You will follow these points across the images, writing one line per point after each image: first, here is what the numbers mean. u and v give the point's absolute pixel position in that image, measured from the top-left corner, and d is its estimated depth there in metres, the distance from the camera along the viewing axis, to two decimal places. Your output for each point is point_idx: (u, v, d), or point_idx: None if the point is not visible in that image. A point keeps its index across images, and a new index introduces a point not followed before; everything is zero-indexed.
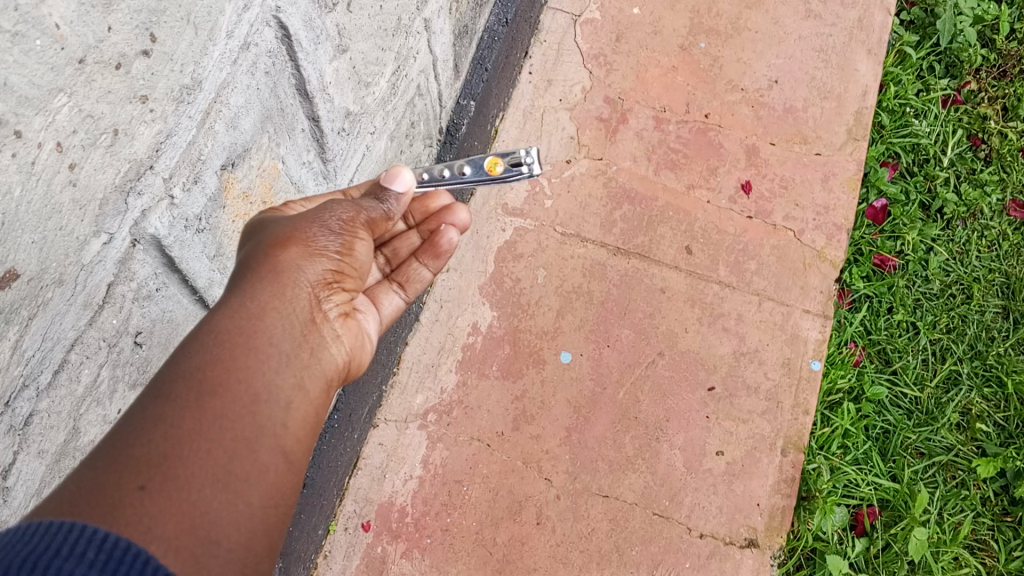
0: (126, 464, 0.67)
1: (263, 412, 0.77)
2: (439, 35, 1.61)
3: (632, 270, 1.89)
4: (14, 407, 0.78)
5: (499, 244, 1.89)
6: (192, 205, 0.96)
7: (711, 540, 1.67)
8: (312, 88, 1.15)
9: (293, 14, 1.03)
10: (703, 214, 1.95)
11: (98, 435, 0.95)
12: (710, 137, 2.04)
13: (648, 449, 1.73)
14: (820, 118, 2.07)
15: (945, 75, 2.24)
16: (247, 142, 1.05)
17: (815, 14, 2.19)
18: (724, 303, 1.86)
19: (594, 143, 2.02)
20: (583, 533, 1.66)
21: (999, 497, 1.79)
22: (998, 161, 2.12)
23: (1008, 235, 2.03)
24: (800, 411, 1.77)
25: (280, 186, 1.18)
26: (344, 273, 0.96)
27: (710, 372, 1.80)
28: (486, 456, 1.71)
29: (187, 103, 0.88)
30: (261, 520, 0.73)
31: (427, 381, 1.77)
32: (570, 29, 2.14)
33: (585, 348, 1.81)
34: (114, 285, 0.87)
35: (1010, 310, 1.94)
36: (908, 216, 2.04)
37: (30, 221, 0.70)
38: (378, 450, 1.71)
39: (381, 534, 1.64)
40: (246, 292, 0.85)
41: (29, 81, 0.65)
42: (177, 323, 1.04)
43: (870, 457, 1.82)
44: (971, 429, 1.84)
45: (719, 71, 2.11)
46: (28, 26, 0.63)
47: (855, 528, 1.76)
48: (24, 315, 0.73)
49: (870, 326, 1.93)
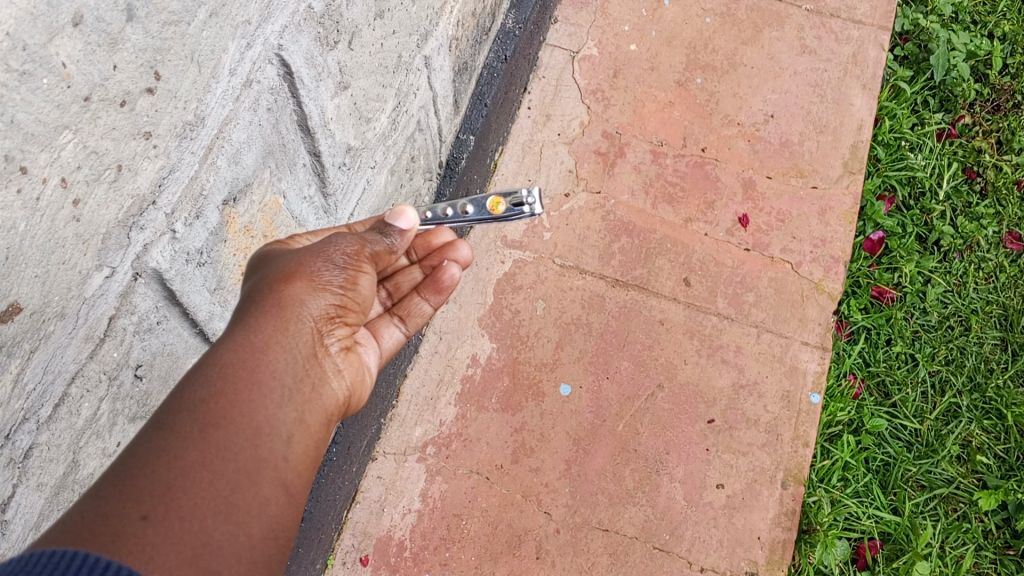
0: (128, 495, 0.67)
1: (264, 445, 0.77)
2: (439, 72, 1.64)
3: (631, 302, 1.90)
4: (13, 440, 0.78)
5: (498, 275, 1.91)
6: (194, 239, 0.97)
7: (712, 574, 1.65)
8: (314, 124, 1.17)
9: (295, 52, 1.05)
10: (701, 246, 1.97)
11: (98, 468, 0.96)
12: (706, 170, 2.06)
13: (648, 482, 1.72)
14: (816, 151, 2.09)
15: (940, 109, 2.27)
16: (248, 176, 1.06)
17: (811, 49, 2.23)
18: (723, 335, 1.87)
19: (592, 176, 2.04)
20: (582, 567, 1.65)
21: (1001, 530, 1.77)
22: (994, 194, 2.15)
23: (1005, 267, 2.04)
24: (800, 443, 1.77)
25: (281, 220, 1.20)
26: (347, 308, 0.97)
27: (709, 405, 1.80)
28: (485, 489, 1.70)
29: (190, 139, 0.90)
30: (261, 552, 0.73)
31: (427, 414, 1.77)
32: (568, 64, 2.18)
33: (585, 380, 1.81)
34: (115, 318, 0.88)
35: (1009, 342, 1.94)
36: (905, 248, 2.06)
37: (34, 255, 0.71)
38: (376, 483, 1.70)
39: (379, 568, 1.63)
40: (249, 326, 0.86)
41: (35, 118, 0.66)
42: (178, 355, 1.05)
43: (871, 490, 1.81)
44: (972, 461, 1.83)
45: (716, 106, 2.14)
46: (36, 65, 0.65)
47: (857, 562, 1.74)
48: (26, 348, 0.74)
49: (870, 358, 1.93)
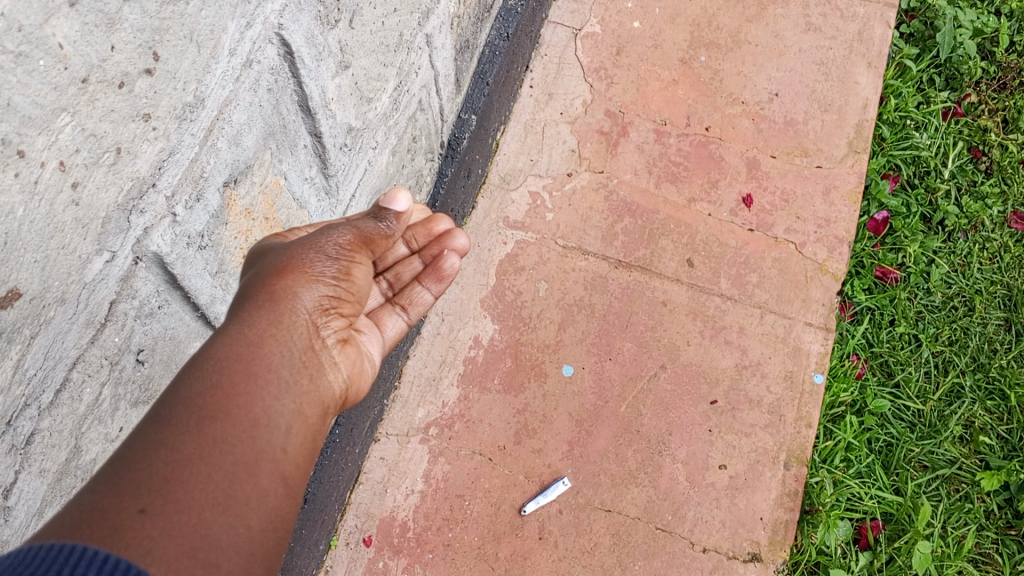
0: (126, 488, 0.67)
1: (263, 436, 0.77)
2: (440, 50, 1.62)
3: (633, 283, 1.89)
4: (15, 427, 0.77)
5: (499, 257, 1.89)
6: (195, 223, 0.96)
7: (713, 554, 1.66)
8: (315, 104, 1.15)
9: (295, 31, 1.03)
10: (704, 227, 1.95)
11: (101, 454, 0.96)
12: (710, 149, 2.04)
13: (650, 463, 1.72)
14: (820, 131, 2.07)
15: (946, 88, 2.24)
16: (249, 158, 1.05)
17: (815, 27, 2.20)
18: (726, 316, 1.86)
19: (595, 156, 2.02)
20: (585, 548, 1.65)
21: (1003, 510, 1.78)
22: (999, 173, 2.13)
23: (1010, 247, 2.03)
24: (802, 424, 1.77)
25: (282, 203, 1.18)
26: (342, 299, 0.97)
27: (712, 386, 1.79)
28: (487, 470, 1.70)
29: (190, 121, 0.89)
30: (260, 544, 0.73)
31: (429, 395, 1.77)
32: (570, 42, 2.15)
33: (587, 362, 1.81)
34: (116, 302, 0.87)
35: (1013, 323, 1.94)
36: (909, 228, 2.04)
37: (33, 240, 0.70)
38: (379, 465, 1.70)
39: (382, 549, 1.64)
40: (243, 320, 0.85)
41: (32, 101, 0.65)
42: (179, 340, 1.04)
43: (873, 470, 1.81)
44: (974, 441, 1.83)
45: (720, 84, 2.12)
46: (32, 46, 0.63)
47: (858, 542, 1.75)
48: (26, 334, 0.73)
49: (872, 339, 1.93)
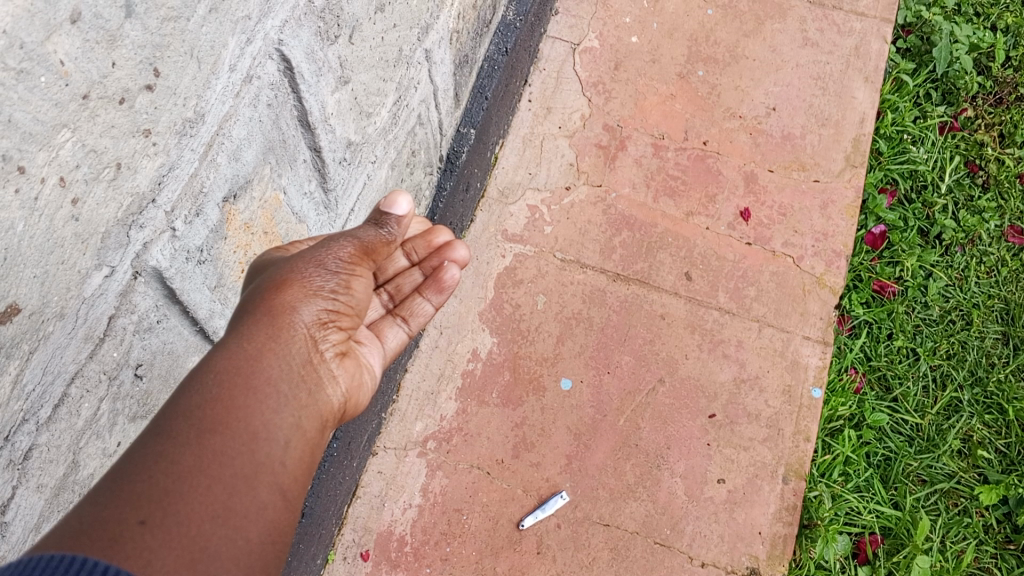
0: (126, 500, 0.67)
1: (262, 449, 0.77)
2: (439, 65, 1.63)
3: (632, 296, 1.89)
4: (13, 442, 0.77)
5: (499, 270, 1.90)
6: (193, 237, 0.96)
7: (713, 568, 1.66)
8: (314, 119, 1.16)
9: (295, 47, 1.03)
10: (702, 240, 1.96)
11: (98, 469, 0.95)
12: (708, 163, 2.05)
13: (649, 477, 1.72)
14: (817, 145, 2.08)
15: (942, 102, 2.26)
16: (248, 173, 1.05)
17: (812, 42, 2.21)
18: (724, 329, 1.86)
19: (593, 169, 2.03)
20: (583, 562, 1.65)
21: (1002, 525, 1.77)
22: (996, 188, 2.14)
23: (1007, 261, 2.03)
24: (801, 438, 1.76)
25: (281, 217, 1.18)
26: (341, 312, 0.97)
27: (710, 400, 1.79)
28: (486, 484, 1.70)
29: (189, 136, 0.89)
30: (260, 557, 0.72)
31: (427, 409, 1.76)
32: (569, 57, 2.17)
33: (585, 375, 1.81)
34: (114, 317, 0.87)
35: (1010, 336, 1.94)
36: (907, 242, 2.04)
37: (32, 256, 0.70)
38: (377, 478, 1.70)
39: (379, 563, 1.63)
40: (241, 335, 0.85)
41: (32, 117, 0.65)
42: (178, 354, 1.04)
43: (871, 484, 1.81)
44: (973, 456, 1.83)
45: (717, 99, 2.13)
46: (33, 63, 0.64)
47: (857, 556, 1.74)
48: (25, 349, 0.73)
49: (870, 353, 1.93)
